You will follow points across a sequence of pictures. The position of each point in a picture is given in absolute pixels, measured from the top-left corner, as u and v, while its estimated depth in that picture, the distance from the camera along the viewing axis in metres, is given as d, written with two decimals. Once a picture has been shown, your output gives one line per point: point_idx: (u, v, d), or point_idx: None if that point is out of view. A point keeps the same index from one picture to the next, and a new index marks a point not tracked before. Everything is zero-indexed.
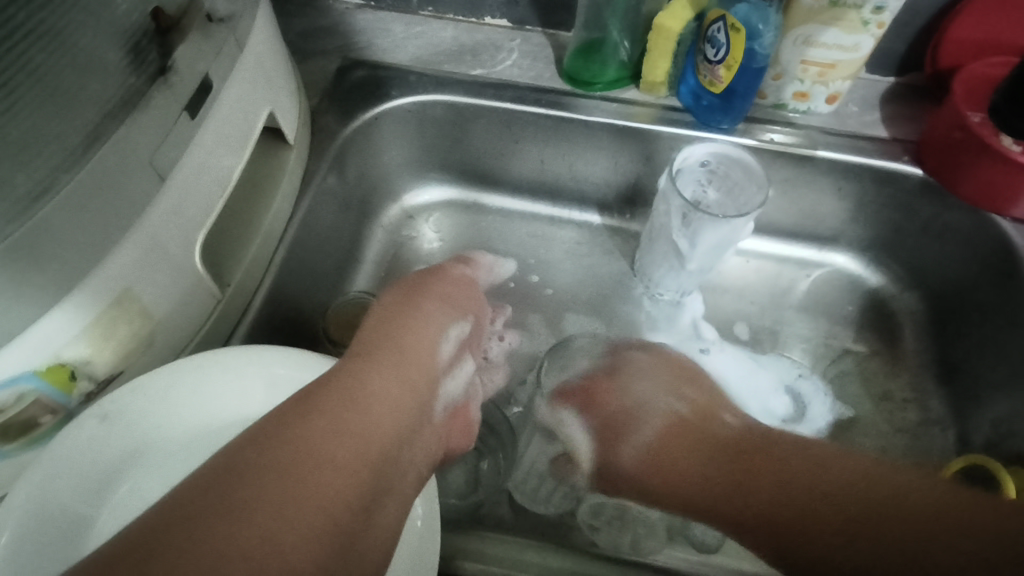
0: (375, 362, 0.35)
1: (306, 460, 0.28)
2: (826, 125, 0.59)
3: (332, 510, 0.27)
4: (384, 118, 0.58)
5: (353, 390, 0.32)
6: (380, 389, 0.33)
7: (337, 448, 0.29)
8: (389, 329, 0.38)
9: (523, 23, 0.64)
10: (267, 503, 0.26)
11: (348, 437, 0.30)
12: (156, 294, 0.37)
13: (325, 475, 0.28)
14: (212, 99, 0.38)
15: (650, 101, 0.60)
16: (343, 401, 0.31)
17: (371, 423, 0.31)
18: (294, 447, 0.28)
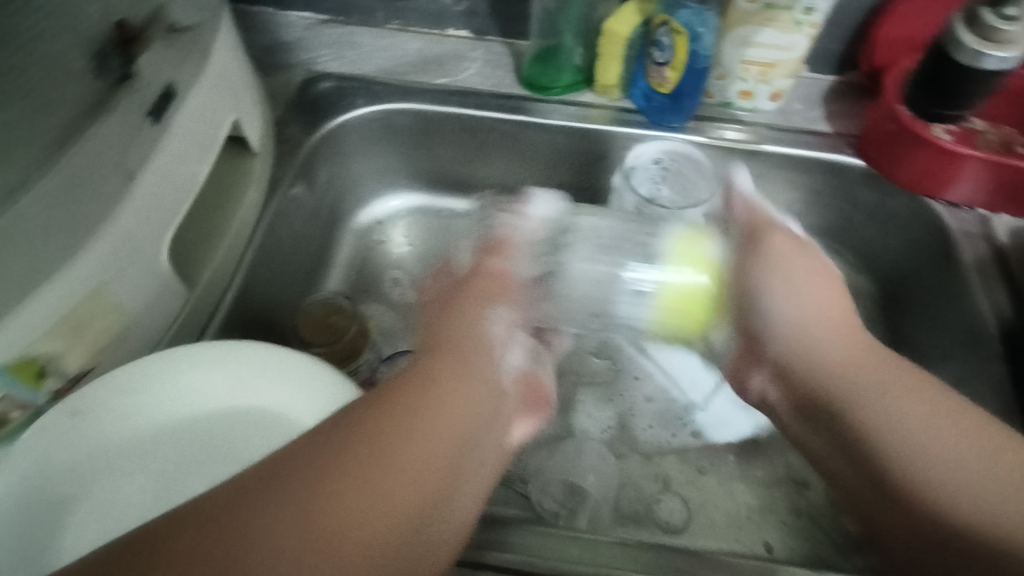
0: (456, 377, 0.40)
1: (397, 445, 0.32)
2: (773, 122, 0.62)
3: (405, 504, 0.31)
4: (350, 127, 0.60)
5: (431, 396, 0.37)
6: (456, 399, 0.38)
7: (415, 447, 0.33)
8: (461, 346, 0.45)
9: (483, 34, 0.66)
10: (361, 477, 0.30)
11: (424, 438, 0.34)
12: (126, 293, 0.38)
13: (403, 468, 0.32)
14: (174, 106, 0.40)
15: (605, 103, 0.63)
16: (425, 406, 0.36)
17: (444, 428, 0.35)
18: (387, 432, 0.32)
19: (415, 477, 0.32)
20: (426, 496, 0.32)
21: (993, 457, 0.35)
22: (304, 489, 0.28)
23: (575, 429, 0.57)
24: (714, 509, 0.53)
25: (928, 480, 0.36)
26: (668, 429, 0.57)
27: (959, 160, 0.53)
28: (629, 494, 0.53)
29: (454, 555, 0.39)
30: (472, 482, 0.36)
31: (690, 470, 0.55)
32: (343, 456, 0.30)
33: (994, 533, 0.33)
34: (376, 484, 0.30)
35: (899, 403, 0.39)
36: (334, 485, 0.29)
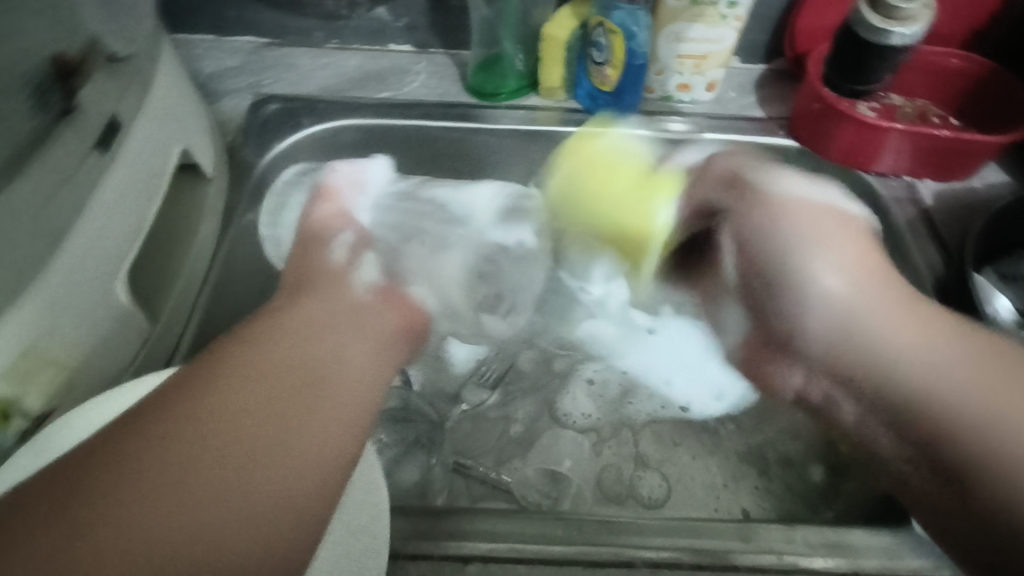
0: (275, 322, 0.38)
1: (179, 411, 0.30)
2: (710, 111, 0.65)
3: (243, 462, 0.29)
4: (301, 146, 0.61)
5: (243, 350, 0.35)
6: (282, 340, 0.36)
7: (229, 408, 0.31)
8: (299, 301, 0.42)
9: (426, 47, 0.68)
10: (186, 428, 0.29)
11: (246, 395, 0.32)
12: (86, 325, 0.38)
13: (220, 429, 0.30)
14: (120, 136, 0.40)
15: (552, 105, 0.65)
16: (239, 356, 0.34)
17: (275, 371, 0.34)
18: (187, 394, 0.31)
19: (241, 431, 0.30)
20: (281, 427, 0.31)
21: (991, 397, 0.33)
22: (113, 471, 0.27)
23: (557, 414, 0.58)
24: (689, 483, 0.55)
25: (991, 473, 0.32)
26: (655, 402, 0.59)
27: (884, 134, 0.56)
28: (610, 476, 0.55)
29: (443, 552, 0.40)
30: (342, 395, 0.35)
31: (665, 447, 0.57)
32: (140, 426, 0.29)
33: (995, 479, 0.31)
34: (192, 459, 0.28)
35: (950, 381, 0.34)
36: (143, 459, 0.27)
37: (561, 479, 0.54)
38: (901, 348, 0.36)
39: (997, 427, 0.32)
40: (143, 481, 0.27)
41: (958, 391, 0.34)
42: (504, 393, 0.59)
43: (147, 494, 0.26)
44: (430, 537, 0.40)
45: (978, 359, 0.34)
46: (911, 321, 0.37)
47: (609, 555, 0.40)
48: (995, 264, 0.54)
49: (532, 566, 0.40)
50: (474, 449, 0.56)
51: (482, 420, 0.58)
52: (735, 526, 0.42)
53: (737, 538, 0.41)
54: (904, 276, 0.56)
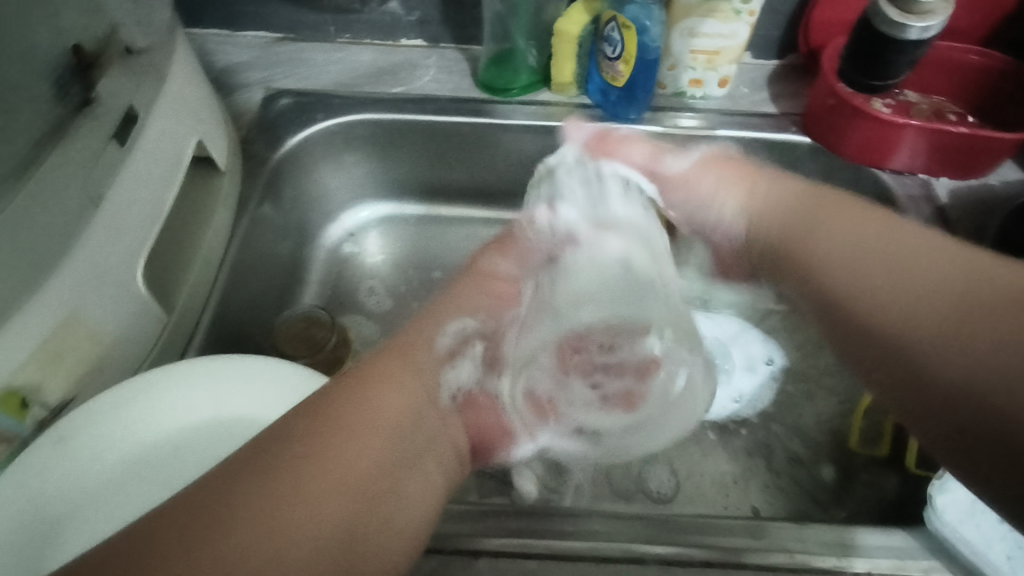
0: (369, 404, 0.37)
1: (295, 467, 0.32)
2: (723, 107, 0.65)
3: (336, 516, 0.32)
4: (313, 140, 0.61)
5: (355, 404, 0.37)
6: (370, 430, 0.36)
7: (334, 468, 0.33)
8: (394, 364, 0.41)
9: (437, 42, 0.68)
10: (282, 496, 0.31)
11: (347, 457, 0.34)
12: (104, 318, 0.38)
13: (322, 488, 0.32)
14: (137, 128, 0.40)
15: (563, 101, 0.64)
16: (347, 416, 0.36)
17: (374, 435, 0.36)
18: (273, 470, 0.32)
19: (341, 493, 0.33)
20: (345, 544, 0.31)
21: (955, 276, 0.33)
22: (213, 518, 0.29)
23: None
24: (700, 480, 0.55)
25: (919, 329, 0.32)
26: None
27: (899, 130, 0.56)
28: (620, 472, 0.55)
29: (453, 545, 0.40)
30: (397, 522, 0.35)
31: (675, 444, 0.57)
32: (261, 467, 0.32)
33: (908, 338, 0.33)
34: (297, 507, 0.31)
35: (891, 265, 0.36)
36: (262, 497, 0.30)
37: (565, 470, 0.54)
38: (905, 248, 0.36)
39: (976, 324, 0.30)
40: (222, 557, 0.28)
41: (948, 292, 0.32)
42: None
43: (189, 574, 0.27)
44: (441, 532, 0.41)
45: (983, 269, 0.32)
46: (848, 219, 0.40)
47: (622, 552, 0.40)
48: (1012, 263, 0.53)
49: (544, 563, 0.40)
50: None
51: None
52: (745, 524, 0.42)
53: (748, 535, 0.41)
54: None
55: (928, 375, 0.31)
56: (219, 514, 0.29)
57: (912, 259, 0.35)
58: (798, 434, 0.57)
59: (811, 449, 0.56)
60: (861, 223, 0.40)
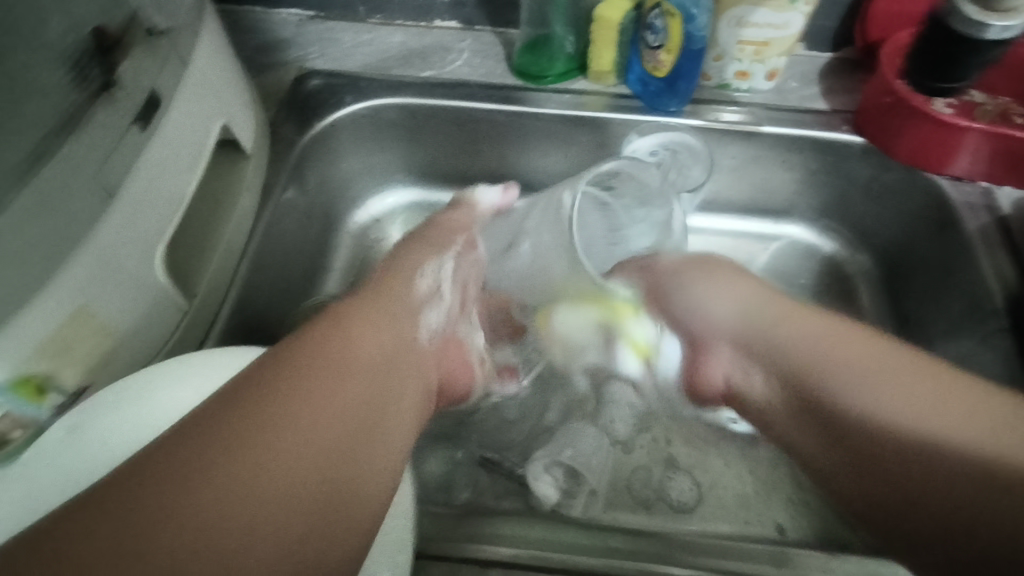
0: (345, 342, 0.39)
1: (261, 424, 0.31)
2: (769, 102, 0.61)
3: (317, 464, 0.31)
4: (341, 124, 0.59)
5: (326, 362, 0.36)
6: (353, 367, 0.37)
7: (303, 422, 0.32)
8: (376, 308, 0.43)
9: (472, 24, 0.65)
10: (250, 452, 0.30)
11: (318, 412, 0.33)
12: (120, 306, 0.38)
13: (294, 444, 0.31)
14: (160, 111, 0.39)
15: (600, 90, 0.62)
16: (311, 369, 0.35)
17: (343, 391, 0.36)
18: (274, 383, 0.33)
19: (317, 445, 0.32)
20: (341, 458, 0.32)
21: (935, 393, 0.36)
22: (168, 475, 0.27)
23: (598, 417, 0.56)
24: (723, 493, 0.53)
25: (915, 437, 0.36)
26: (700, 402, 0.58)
27: (959, 133, 0.52)
28: (639, 478, 0.54)
29: (464, 555, 0.39)
30: (381, 454, 0.35)
31: (698, 452, 0.55)
32: (220, 427, 0.30)
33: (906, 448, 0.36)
34: (271, 462, 0.30)
35: (854, 383, 0.39)
36: (230, 461, 0.29)
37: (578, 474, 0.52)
38: (862, 361, 0.39)
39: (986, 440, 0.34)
40: (198, 507, 0.27)
41: (937, 415, 0.36)
42: (537, 386, 0.58)
43: (201, 495, 0.27)
44: (451, 538, 0.40)
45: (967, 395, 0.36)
46: (806, 320, 0.44)
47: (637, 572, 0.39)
48: None
49: None
50: (502, 442, 0.55)
51: (511, 410, 0.57)
52: (770, 551, 0.40)
53: (772, 564, 0.39)
54: (972, 289, 0.52)
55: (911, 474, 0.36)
56: (181, 473, 0.28)
57: (873, 416, 0.38)
58: None
59: None
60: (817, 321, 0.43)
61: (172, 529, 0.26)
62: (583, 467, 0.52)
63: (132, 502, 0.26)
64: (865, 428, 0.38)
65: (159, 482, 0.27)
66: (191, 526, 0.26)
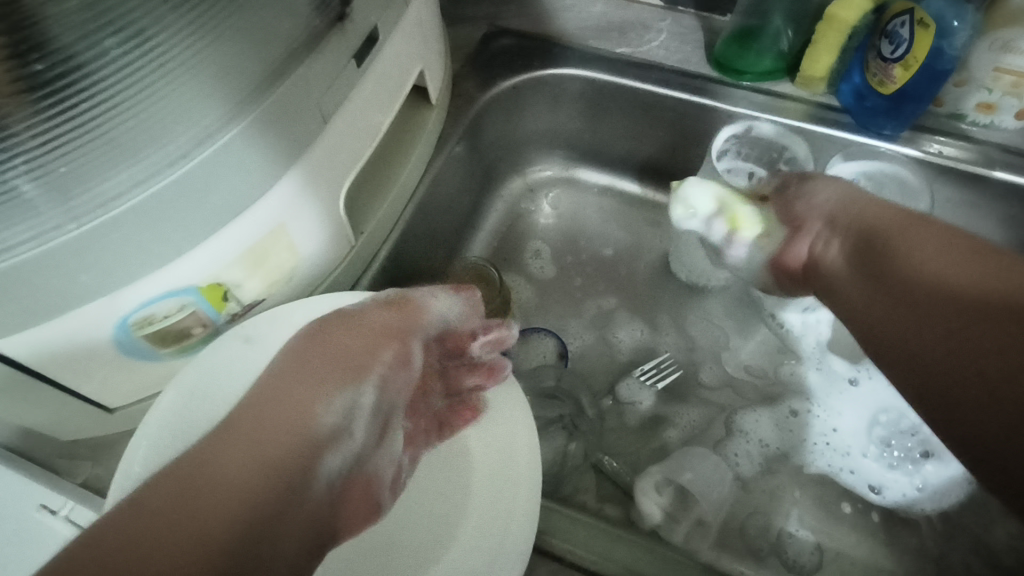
0: (292, 386, 0.35)
1: (183, 492, 0.30)
2: (1008, 143, 0.52)
3: (232, 526, 0.30)
4: (522, 88, 0.58)
5: (253, 427, 0.33)
6: (275, 428, 0.33)
7: (222, 485, 0.31)
8: (344, 361, 0.37)
9: (676, 4, 0.61)
10: (168, 530, 0.29)
11: (239, 470, 0.31)
12: (302, 233, 0.39)
13: (212, 509, 0.30)
14: (376, 49, 0.39)
15: (804, 97, 0.55)
16: (243, 434, 0.33)
17: (273, 445, 0.33)
18: (209, 456, 0.31)
19: (235, 510, 0.31)
20: (260, 522, 0.31)
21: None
22: (88, 567, 0.27)
23: (723, 448, 0.53)
24: (846, 565, 0.48)
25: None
26: (840, 460, 0.52)
27: None
28: (757, 524, 0.50)
29: (576, 560, 0.38)
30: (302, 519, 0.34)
31: (826, 514, 0.50)
32: (152, 504, 0.29)
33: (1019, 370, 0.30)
34: (181, 531, 0.29)
35: (942, 260, 0.34)
36: (164, 535, 0.28)
37: (688, 499, 0.49)
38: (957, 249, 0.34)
39: None
40: None
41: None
42: (662, 397, 0.55)
43: (114, 572, 0.27)
44: (567, 537, 0.39)
45: None
46: (933, 232, 0.35)
47: None
48: None
49: None
50: (617, 445, 0.53)
51: (630, 415, 0.55)
52: None
53: None
54: None
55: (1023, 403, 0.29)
56: (109, 563, 0.27)
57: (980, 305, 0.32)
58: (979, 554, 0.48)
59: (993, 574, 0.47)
60: (931, 235, 0.35)
61: None
62: (697, 493, 0.49)
63: (118, 540, 0.28)
64: (966, 344, 0.32)
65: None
66: None
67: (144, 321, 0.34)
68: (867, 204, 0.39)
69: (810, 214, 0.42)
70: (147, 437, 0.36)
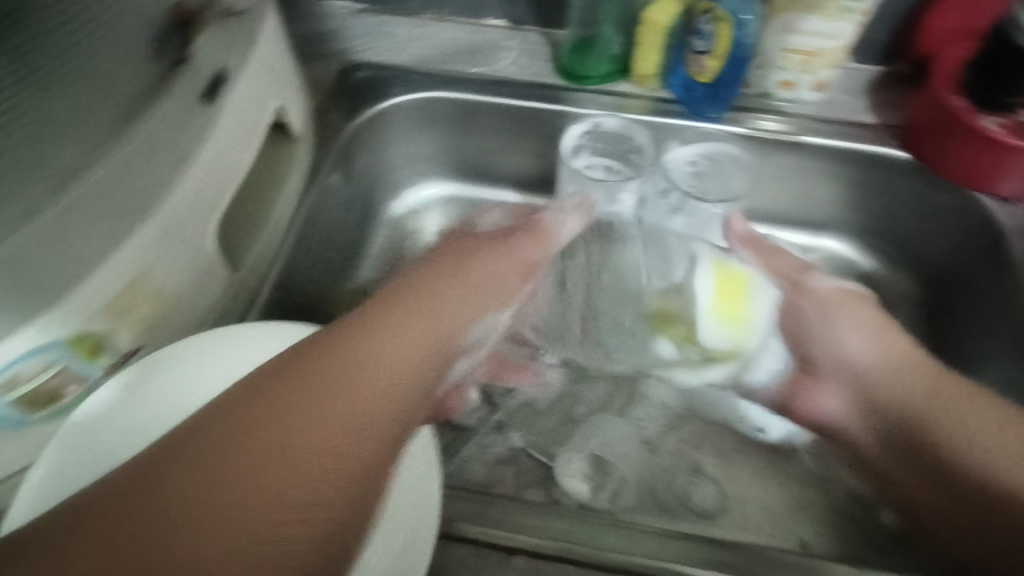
0: (369, 350, 0.36)
1: (242, 427, 0.29)
2: (815, 112, 0.61)
3: (316, 485, 0.29)
4: (387, 115, 0.61)
5: (352, 377, 0.34)
6: (366, 395, 0.34)
7: (327, 430, 0.31)
8: (418, 342, 0.39)
9: (521, 23, 0.66)
10: (234, 483, 0.27)
11: (341, 419, 0.32)
12: (171, 274, 0.39)
13: (308, 461, 0.30)
14: (225, 89, 0.40)
15: (642, 93, 0.62)
16: (348, 381, 0.33)
17: (371, 414, 0.33)
18: (290, 396, 0.31)
19: (319, 476, 0.30)
20: (353, 487, 0.31)
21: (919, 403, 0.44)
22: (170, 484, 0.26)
23: (627, 412, 0.57)
24: (749, 503, 0.52)
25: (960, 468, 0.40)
26: (726, 405, 0.57)
27: (1007, 155, 0.51)
28: (663, 483, 0.52)
29: (491, 539, 0.40)
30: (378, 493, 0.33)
31: (724, 460, 0.55)
32: (207, 434, 0.28)
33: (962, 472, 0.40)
34: (238, 468, 0.28)
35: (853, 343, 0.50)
36: (202, 468, 0.27)
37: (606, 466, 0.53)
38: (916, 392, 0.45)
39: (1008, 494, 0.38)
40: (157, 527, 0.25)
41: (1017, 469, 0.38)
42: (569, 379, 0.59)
43: (203, 502, 0.26)
44: (480, 520, 0.41)
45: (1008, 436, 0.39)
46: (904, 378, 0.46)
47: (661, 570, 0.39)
48: None
49: (578, 568, 0.39)
50: (533, 429, 0.56)
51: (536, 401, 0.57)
52: (798, 560, 0.39)
53: (800, 572, 0.39)
54: None
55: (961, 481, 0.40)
56: (195, 502, 0.26)
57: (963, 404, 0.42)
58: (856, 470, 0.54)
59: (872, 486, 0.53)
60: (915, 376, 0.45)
61: (167, 522, 0.26)
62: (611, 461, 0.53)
63: (195, 492, 0.27)
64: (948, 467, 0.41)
65: (163, 480, 0.27)
66: (164, 526, 0.25)
67: (9, 385, 0.33)
68: (893, 344, 0.48)
69: (833, 375, 0.51)
70: (27, 499, 0.34)
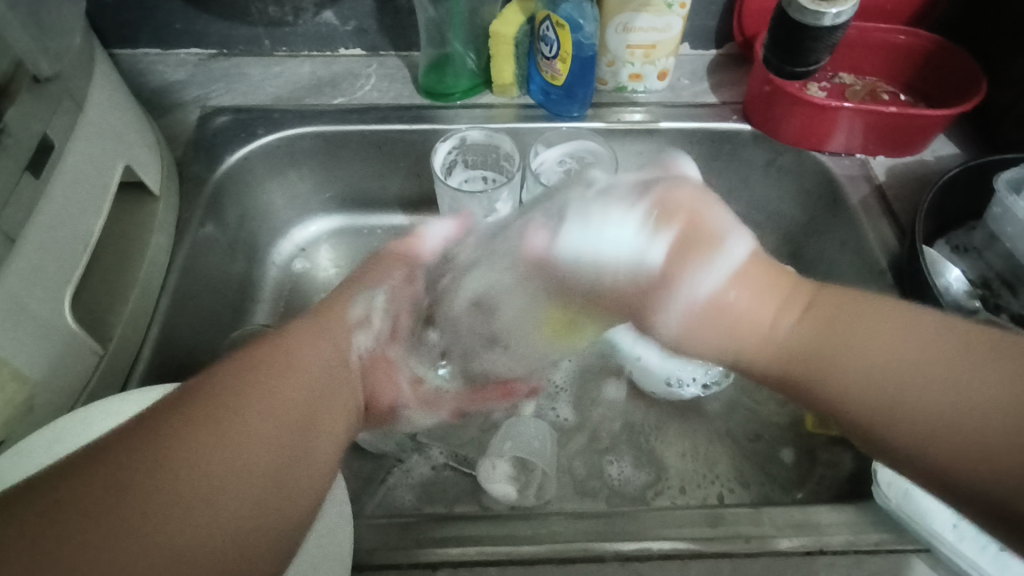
0: (285, 358, 0.35)
1: (197, 432, 0.28)
2: (665, 99, 0.65)
3: (251, 488, 0.29)
4: (252, 157, 0.60)
5: (269, 376, 0.33)
6: (278, 401, 0.33)
7: (248, 444, 0.30)
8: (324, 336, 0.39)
9: (377, 50, 0.67)
10: (170, 480, 0.26)
11: (257, 428, 0.31)
12: (25, 357, 0.37)
13: (236, 464, 0.29)
14: (55, 157, 0.39)
15: (506, 102, 0.64)
16: (261, 379, 0.33)
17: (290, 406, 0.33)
18: (224, 407, 0.30)
19: (252, 479, 0.29)
20: (276, 486, 0.30)
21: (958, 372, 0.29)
22: (97, 481, 0.25)
23: (540, 409, 0.58)
24: (664, 470, 0.55)
25: (934, 436, 0.29)
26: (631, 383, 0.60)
27: (833, 113, 0.57)
28: (582, 468, 0.55)
29: (411, 560, 0.40)
30: (316, 462, 0.33)
31: (637, 434, 0.57)
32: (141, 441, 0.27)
33: (925, 408, 0.29)
34: (201, 467, 0.28)
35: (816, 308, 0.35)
36: (152, 473, 0.26)
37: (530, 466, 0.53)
38: (899, 338, 0.31)
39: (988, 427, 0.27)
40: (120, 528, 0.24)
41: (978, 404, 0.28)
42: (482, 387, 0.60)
43: (143, 498, 0.25)
44: (398, 546, 0.40)
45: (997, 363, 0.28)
46: (876, 322, 0.32)
47: (580, 552, 0.40)
48: (947, 237, 0.55)
49: (500, 568, 0.40)
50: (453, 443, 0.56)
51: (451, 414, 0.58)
52: (703, 513, 0.42)
53: (705, 523, 0.41)
54: (861, 250, 0.57)
55: (935, 469, 0.29)
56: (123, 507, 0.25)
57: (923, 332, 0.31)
58: (755, 420, 0.58)
59: (771, 432, 0.57)
60: (860, 317, 0.33)
61: (107, 505, 0.24)
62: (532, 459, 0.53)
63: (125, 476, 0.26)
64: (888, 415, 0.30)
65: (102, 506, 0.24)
66: (103, 507, 0.24)
67: None
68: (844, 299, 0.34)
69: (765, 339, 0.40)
70: None
